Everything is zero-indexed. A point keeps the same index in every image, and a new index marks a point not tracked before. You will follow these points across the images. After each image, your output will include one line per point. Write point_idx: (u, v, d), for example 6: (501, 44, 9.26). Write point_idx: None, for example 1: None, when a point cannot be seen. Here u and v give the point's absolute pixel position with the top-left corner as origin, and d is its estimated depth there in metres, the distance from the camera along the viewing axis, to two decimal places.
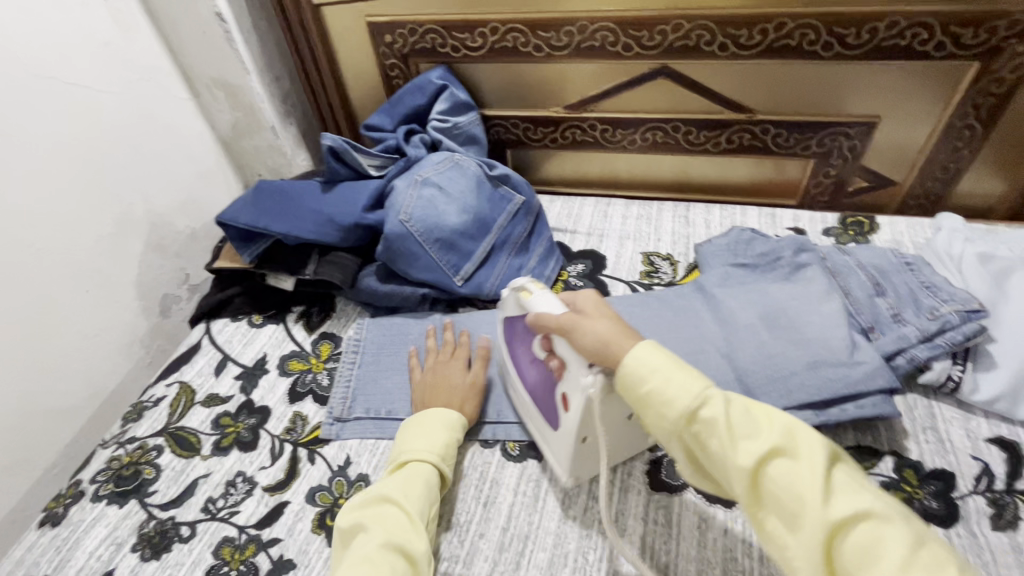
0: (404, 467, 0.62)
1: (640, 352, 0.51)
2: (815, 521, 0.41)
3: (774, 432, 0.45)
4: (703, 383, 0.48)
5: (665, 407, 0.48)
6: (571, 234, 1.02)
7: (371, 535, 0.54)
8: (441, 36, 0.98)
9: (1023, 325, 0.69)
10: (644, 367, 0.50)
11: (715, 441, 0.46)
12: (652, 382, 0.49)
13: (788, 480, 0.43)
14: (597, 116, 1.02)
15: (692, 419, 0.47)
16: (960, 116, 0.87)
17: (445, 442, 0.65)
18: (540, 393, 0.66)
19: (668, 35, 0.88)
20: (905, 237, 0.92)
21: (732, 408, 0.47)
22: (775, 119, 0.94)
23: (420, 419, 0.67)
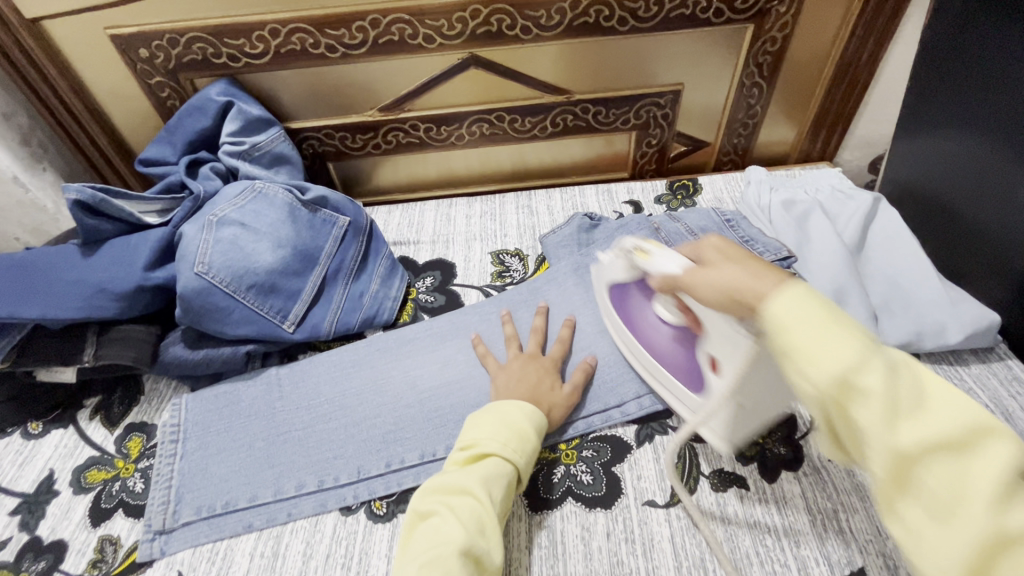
0: (490, 460, 0.56)
1: (788, 298, 0.38)
2: (977, 526, 0.32)
3: (944, 419, 0.34)
4: (866, 340, 0.36)
5: (808, 373, 0.36)
6: (415, 246, 0.94)
7: (445, 538, 0.50)
8: (211, 45, 0.83)
9: (823, 265, 0.77)
10: (787, 314, 0.38)
11: (866, 414, 0.34)
12: (795, 335, 0.37)
13: (948, 475, 0.33)
14: (417, 115, 0.94)
15: (842, 387, 0.35)
16: (748, 75, 0.93)
17: (531, 444, 0.59)
18: (671, 354, 0.63)
19: (468, 22, 0.83)
20: (724, 194, 0.98)
21: (899, 379, 0.35)
22: (591, 98, 0.94)
23: (505, 407, 0.61)
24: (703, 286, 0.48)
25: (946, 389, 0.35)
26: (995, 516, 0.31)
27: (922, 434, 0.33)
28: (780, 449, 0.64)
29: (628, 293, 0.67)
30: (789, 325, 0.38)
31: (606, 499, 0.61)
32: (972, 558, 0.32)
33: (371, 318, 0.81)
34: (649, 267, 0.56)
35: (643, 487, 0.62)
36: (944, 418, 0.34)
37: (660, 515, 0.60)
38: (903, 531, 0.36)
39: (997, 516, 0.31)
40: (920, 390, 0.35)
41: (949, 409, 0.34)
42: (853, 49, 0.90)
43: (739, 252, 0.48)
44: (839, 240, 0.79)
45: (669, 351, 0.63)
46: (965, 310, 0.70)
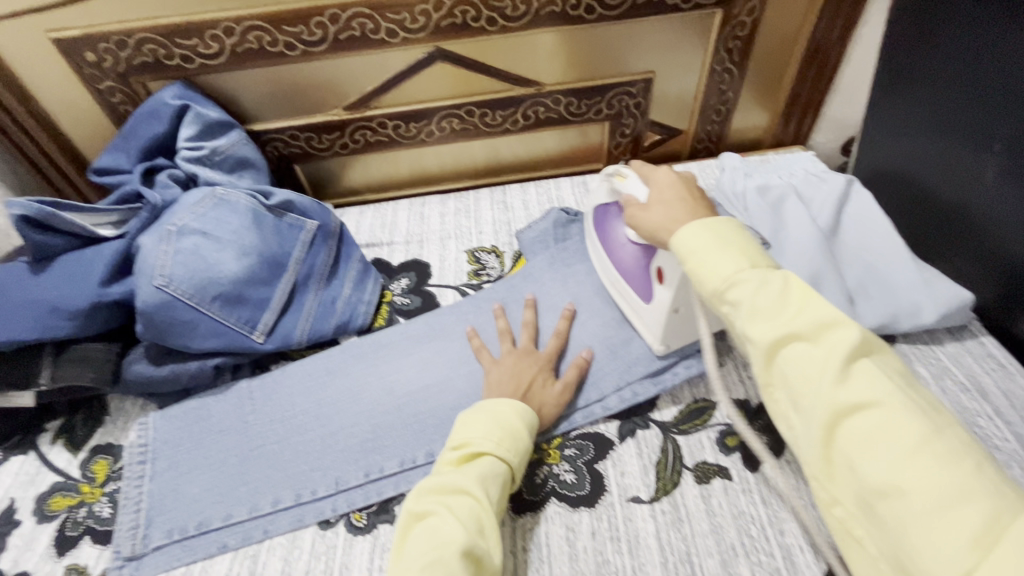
0: (484, 459, 0.55)
1: (687, 232, 0.48)
2: (819, 403, 0.39)
3: (800, 317, 0.41)
4: (750, 260, 0.45)
5: (700, 285, 0.46)
6: (388, 247, 0.92)
7: (448, 540, 0.48)
8: (161, 46, 0.79)
9: (799, 250, 0.76)
10: (687, 245, 0.47)
11: (739, 319, 0.43)
12: (691, 261, 0.47)
13: (805, 363, 0.40)
14: (384, 112, 0.92)
15: (721, 295, 0.44)
16: (719, 61, 0.92)
17: (524, 442, 0.58)
18: (629, 270, 0.69)
19: (431, 15, 0.80)
20: (700, 182, 0.97)
21: (768, 288, 0.43)
22: (563, 89, 0.93)
23: (495, 404, 0.59)
24: (649, 214, 0.55)
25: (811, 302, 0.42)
26: (830, 395, 0.38)
27: (780, 329, 0.41)
28: (763, 438, 0.63)
29: (608, 213, 0.72)
30: (691, 253, 0.47)
31: (590, 497, 0.60)
32: (822, 430, 0.39)
33: (345, 323, 0.79)
34: (623, 189, 0.62)
35: (627, 484, 0.61)
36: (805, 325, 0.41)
37: (645, 511, 0.59)
38: (783, 422, 0.43)
39: (834, 391, 0.38)
40: (785, 292, 0.42)
41: (805, 308, 0.41)
42: (822, 32, 0.89)
43: (688, 189, 0.55)
44: (814, 224, 0.78)
45: (629, 269, 0.69)
46: (939, 290, 0.70)
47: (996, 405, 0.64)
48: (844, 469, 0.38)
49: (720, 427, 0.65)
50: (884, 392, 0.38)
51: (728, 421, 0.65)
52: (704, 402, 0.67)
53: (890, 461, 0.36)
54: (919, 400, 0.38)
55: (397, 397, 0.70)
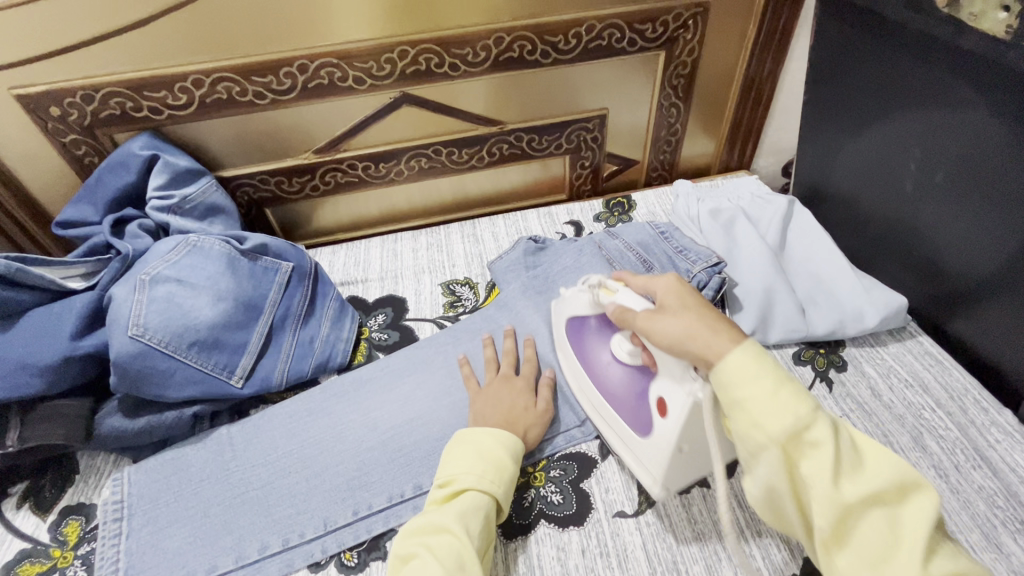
0: (466, 494, 0.56)
1: (745, 354, 0.45)
2: (910, 570, 0.39)
3: (880, 473, 0.42)
4: (811, 402, 0.43)
5: (757, 427, 0.43)
6: (363, 284, 0.93)
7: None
8: (130, 99, 0.80)
9: (751, 266, 0.83)
10: (745, 371, 0.44)
11: (812, 466, 0.42)
12: (747, 393, 0.44)
13: (879, 527, 0.41)
14: (354, 154, 0.95)
15: (793, 439, 0.42)
16: (665, 97, 1.00)
17: (508, 472, 0.60)
18: (623, 399, 0.63)
19: (397, 63, 0.85)
20: (657, 208, 1.03)
21: (842, 441, 0.42)
22: (524, 126, 0.98)
23: (476, 435, 0.61)
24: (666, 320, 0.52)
25: (867, 447, 0.44)
26: (922, 564, 0.39)
27: (864, 490, 0.41)
28: None
29: (586, 332, 0.69)
30: (745, 379, 0.44)
31: (577, 516, 0.62)
32: None
33: (324, 362, 0.79)
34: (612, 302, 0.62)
35: (612, 499, 0.63)
36: (878, 475, 0.42)
37: (631, 524, 0.61)
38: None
39: (927, 570, 0.39)
40: (891, 478, 0.42)
41: (898, 487, 0.42)
42: (754, 69, 0.99)
43: (692, 295, 0.54)
44: (763, 241, 0.85)
45: (623, 397, 0.63)
46: (877, 295, 0.77)
47: (938, 397, 0.71)
48: None
49: None
50: (954, 556, 0.40)
51: None
52: None
53: None
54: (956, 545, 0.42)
55: (382, 433, 0.71)
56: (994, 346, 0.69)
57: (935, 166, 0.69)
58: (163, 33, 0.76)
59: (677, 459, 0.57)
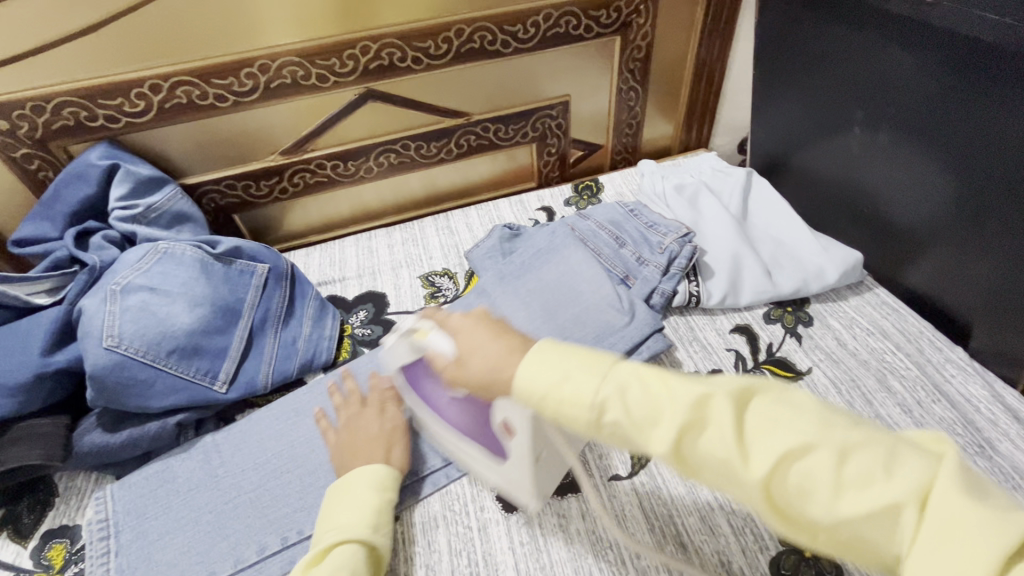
0: (330, 556, 0.51)
1: (523, 368, 0.42)
2: (751, 486, 0.35)
3: (677, 406, 0.38)
4: (597, 375, 0.40)
5: (563, 423, 0.41)
6: (341, 282, 0.93)
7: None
8: (84, 108, 0.78)
9: (716, 235, 0.87)
10: (529, 387, 0.41)
11: (627, 435, 0.39)
12: (539, 402, 0.41)
13: (710, 450, 0.37)
14: (321, 154, 0.94)
15: (601, 419, 0.40)
16: (623, 81, 1.03)
17: (373, 518, 0.55)
18: (471, 430, 0.57)
19: (360, 59, 0.85)
20: (624, 188, 1.07)
21: (630, 396, 0.39)
22: (490, 117, 1.00)
23: (332, 499, 0.57)
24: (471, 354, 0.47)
25: (658, 381, 0.40)
26: (753, 472, 0.35)
27: (671, 437, 0.37)
28: None
29: (418, 373, 0.60)
30: (531, 392, 0.42)
31: (574, 483, 0.64)
32: (768, 504, 0.35)
33: (309, 362, 0.78)
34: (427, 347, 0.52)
35: (606, 464, 0.66)
36: (676, 405, 0.38)
37: (627, 485, 0.63)
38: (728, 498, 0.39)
39: (750, 472, 0.35)
40: (695, 399, 0.37)
41: (723, 410, 0.37)
42: (705, 50, 1.03)
43: (496, 326, 0.49)
44: (727, 212, 0.90)
45: (468, 427, 0.57)
46: (836, 253, 0.82)
47: (897, 341, 0.76)
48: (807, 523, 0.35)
49: None
50: (797, 429, 0.35)
51: None
52: None
53: (842, 506, 0.33)
54: (807, 406, 0.37)
55: None
56: (943, 290, 0.74)
57: (880, 126, 0.73)
58: (117, 39, 0.74)
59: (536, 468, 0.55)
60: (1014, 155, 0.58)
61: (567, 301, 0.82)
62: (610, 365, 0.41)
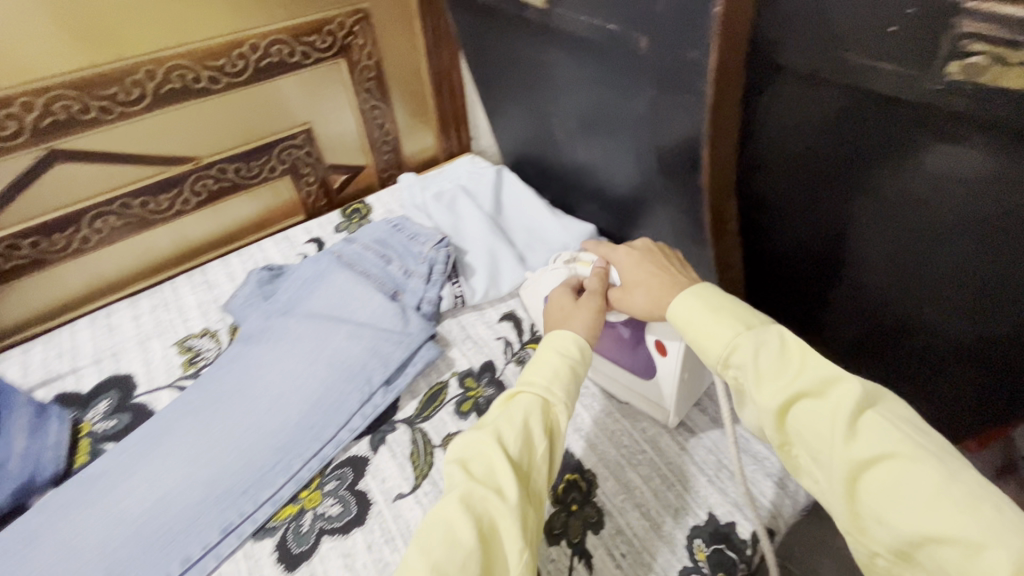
0: (518, 399, 0.54)
1: (678, 302, 0.53)
2: (836, 460, 0.41)
3: (802, 374, 0.44)
4: (742, 326, 0.49)
5: (704, 355, 0.50)
6: (73, 375, 0.80)
7: (449, 487, 0.48)
8: None
9: (474, 234, 0.92)
10: (680, 315, 0.53)
11: (746, 383, 0.47)
12: (690, 330, 0.52)
13: (808, 420, 0.43)
14: (8, 233, 0.80)
15: (727, 362, 0.49)
16: (364, 101, 1.04)
17: (560, 377, 0.55)
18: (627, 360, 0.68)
19: (24, 117, 0.74)
20: (393, 204, 1.07)
21: (765, 349, 0.47)
22: (223, 158, 0.93)
23: (546, 341, 0.59)
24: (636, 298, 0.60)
25: (801, 350, 0.46)
26: (845, 451, 0.41)
27: (786, 392, 0.44)
28: (489, 391, 0.74)
29: None
30: (686, 321, 0.52)
31: (358, 517, 0.63)
32: (843, 484, 0.41)
33: (26, 482, 0.66)
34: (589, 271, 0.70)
35: (389, 486, 0.65)
36: (807, 376, 0.44)
37: (411, 500, 0.64)
38: (809, 480, 0.45)
39: (848, 448, 0.41)
40: (824, 382, 0.44)
41: (837, 402, 0.42)
42: (437, 62, 1.08)
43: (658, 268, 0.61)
44: (481, 211, 0.95)
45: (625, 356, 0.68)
46: (575, 229, 0.91)
47: None
48: (871, 522, 0.40)
49: (456, 399, 0.74)
50: (896, 443, 0.40)
51: (460, 392, 0.74)
52: (439, 384, 0.76)
53: (915, 516, 0.38)
54: (927, 439, 0.40)
55: (119, 529, 0.62)
56: (658, 245, 0.86)
57: (567, 117, 0.81)
58: None
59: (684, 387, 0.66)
60: (660, 137, 0.65)
61: (333, 329, 0.79)
62: (766, 329, 0.48)
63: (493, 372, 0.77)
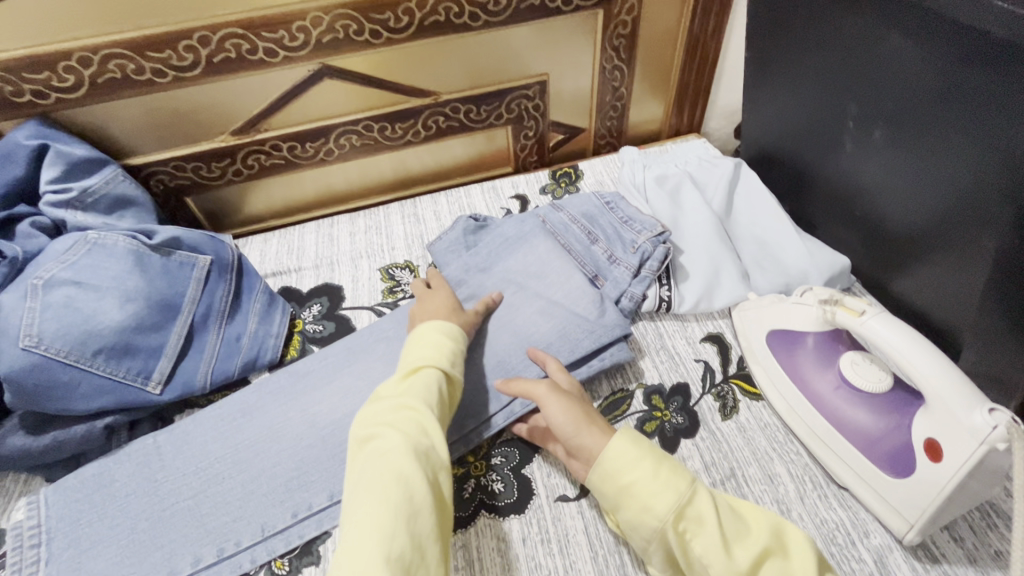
0: (424, 374, 0.58)
1: (625, 441, 0.51)
2: None
3: (762, 531, 0.46)
4: (687, 477, 0.49)
5: (648, 512, 0.48)
6: (297, 273, 0.88)
7: (387, 449, 0.50)
8: (7, 82, 0.71)
9: (696, 234, 0.81)
10: (624, 458, 0.50)
11: (705, 544, 0.45)
12: (633, 477, 0.49)
13: None
14: (275, 134, 0.88)
15: (680, 516, 0.47)
16: (607, 59, 0.95)
17: (450, 348, 0.62)
18: (874, 443, 0.56)
19: (311, 31, 0.77)
20: (604, 176, 1.00)
21: (720, 504, 0.48)
22: (459, 97, 0.92)
23: (420, 330, 0.64)
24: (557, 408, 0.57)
25: (749, 510, 0.48)
26: None
27: (752, 552, 0.45)
28: (678, 418, 0.66)
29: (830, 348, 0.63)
30: (626, 466, 0.50)
31: (518, 504, 0.60)
32: None
33: (252, 361, 0.74)
34: (857, 325, 0.56)
35: (553, 483, 0.62)
36: (763, 532, 0.46)
37: (573, 508, 0.60)
38: None
39: None
40: (779, 536, 0.46)
41: (802, 553, 0.44)
42: (698, 26, 0.94)
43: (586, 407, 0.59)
44: (708, 208, 0.83)
45: (873, 438, 0.56)
46: (822, 258, 0.76)
47: None
48: None
49: (639, 414, 0.67)
50: None
51: (645, 408, 0.67)
52: (622, 391, 0.69)
53: None
54: None
55: (313, 432, 0.67)
56: (933, 302, 0.68)
57: (873, 121, 0.66)
58: (40, 4, 0.67)
59: (946, 507, 0.51)
60: None
61: (526, 298, 0.76)
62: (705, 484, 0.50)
63: (686, 397, 0.68)
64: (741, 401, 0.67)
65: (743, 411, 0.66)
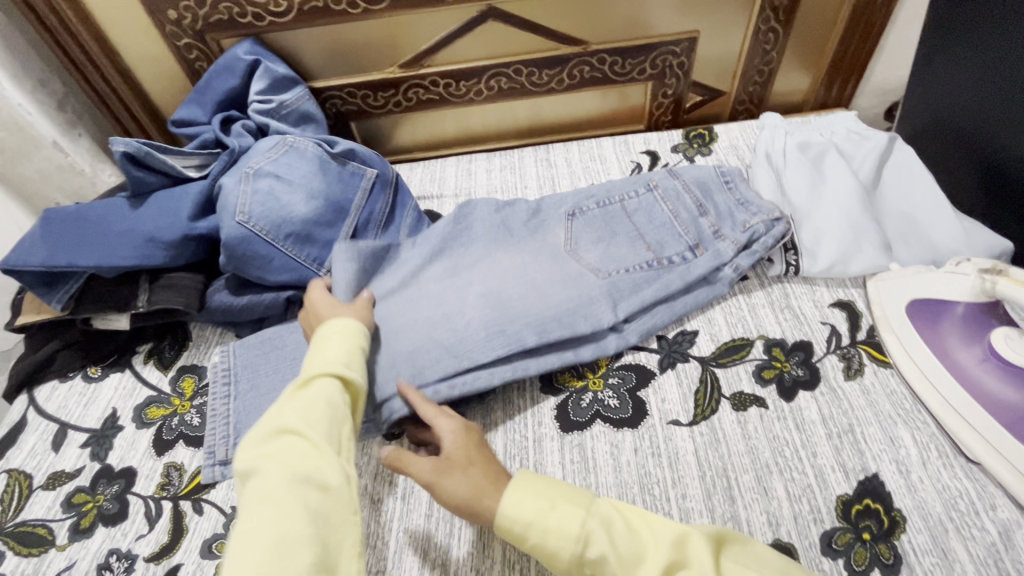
0: (311, 386, 0.53)
1: (510, 502, 0.49)
2: None
3: (659, 545, 0.45)
4: (581, 516, 0.48)
5: (556, 558, 0.47)
6: (439, 199, 0.97)
7: (271, 478, 0.45)
8: (237, 4, 0.84)
9: (837, 200, 0.79)
10: (520, 522, 0.49)
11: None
12: (532, 533, 0.48)
13: None
14: (436, 70, 0.96)
15: (584, 562, 0.47)
16: (764, 20, 0.93)
17: (350, 353, 0.58)
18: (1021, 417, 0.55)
19: None
20: (740, 140, 0.99)
21: (615, 532, 0.47)
22: (608, 48, 0.95)
23: (323, 331, 0.60)
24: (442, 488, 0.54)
25: (644, 524, 0.47)
26: None
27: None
28: (798, 370, 0.67)
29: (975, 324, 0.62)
30: (522, 513, 0.49)
31: (633, 419, 0.65)
32: None
33: None
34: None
35: (667, 409, 0.66)
36: (659, 547, 0.45)
37: (685, 432, 0.63)
38: None
39: None
40: (680, 543, 0.45)
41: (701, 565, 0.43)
42: None
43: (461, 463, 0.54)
44: (855, 177, 0.81)
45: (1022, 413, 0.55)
46: (980, 240, 0.72)
47: None
48: None
49: (757, 361, 0.69)
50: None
51: (765, 357, 0.69)
52: (742, 339, 0.71)
53: None
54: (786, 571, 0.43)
55: None
56: None
57: None
58: None
59: None
60: None
61: (627, 243, 0.78)
62: (604, 507, 0.49)
63: (808, 353, 0.69)
64: (868, 365, 0.67)
65: (869, 375, 0.66)
